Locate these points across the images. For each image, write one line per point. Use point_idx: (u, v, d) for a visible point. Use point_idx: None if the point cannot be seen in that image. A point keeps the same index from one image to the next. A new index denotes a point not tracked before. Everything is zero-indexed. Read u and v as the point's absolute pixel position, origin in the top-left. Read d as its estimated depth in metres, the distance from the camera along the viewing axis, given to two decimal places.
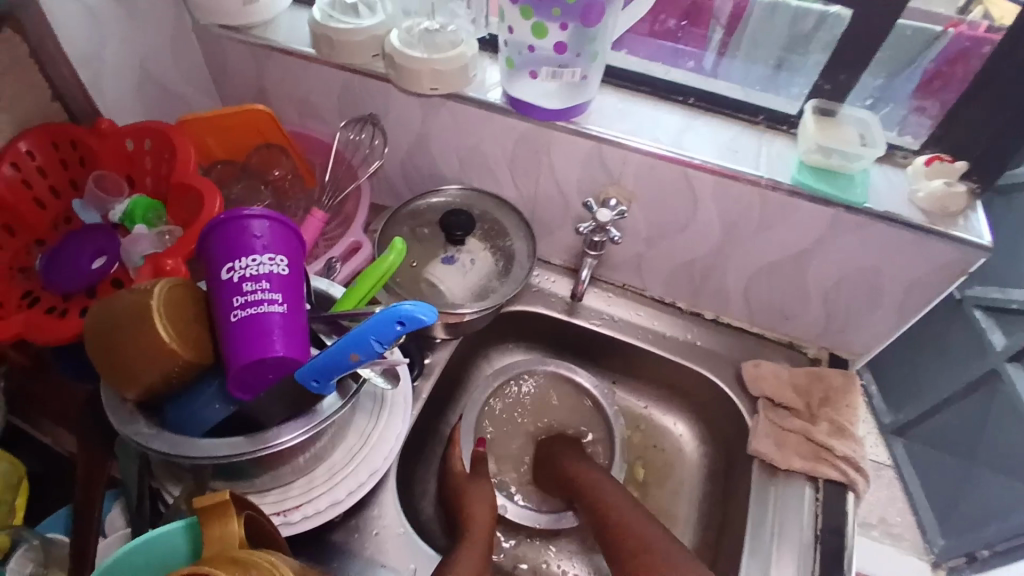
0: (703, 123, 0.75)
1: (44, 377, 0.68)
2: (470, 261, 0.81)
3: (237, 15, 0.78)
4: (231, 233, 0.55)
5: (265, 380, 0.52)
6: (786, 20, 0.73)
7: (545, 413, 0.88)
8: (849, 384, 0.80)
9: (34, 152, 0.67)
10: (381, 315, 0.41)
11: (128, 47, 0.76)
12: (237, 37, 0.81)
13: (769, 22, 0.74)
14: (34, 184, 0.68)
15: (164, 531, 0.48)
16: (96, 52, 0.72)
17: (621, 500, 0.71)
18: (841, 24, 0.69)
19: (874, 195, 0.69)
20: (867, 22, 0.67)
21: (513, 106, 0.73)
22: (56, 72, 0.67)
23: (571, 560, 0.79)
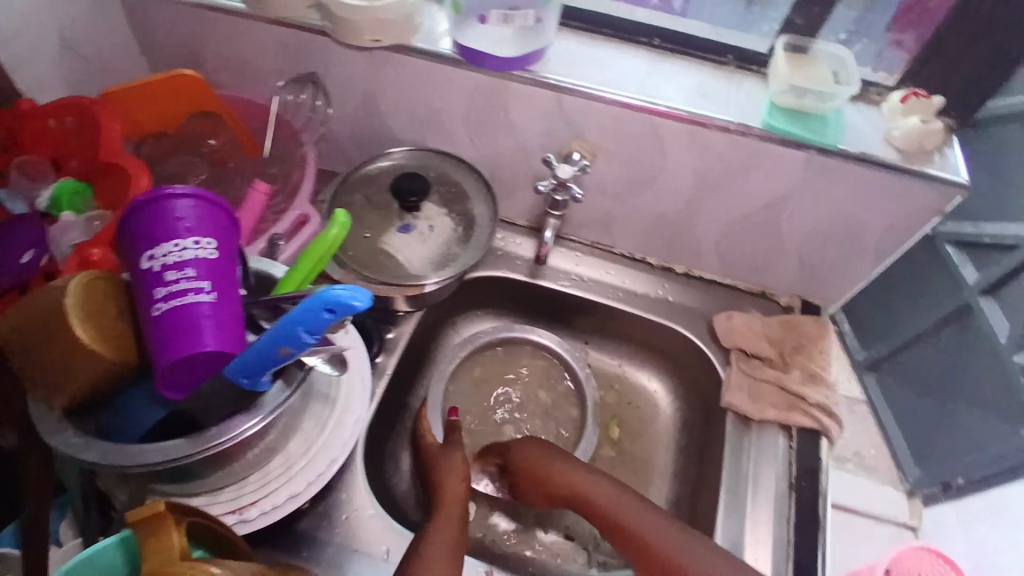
0: (670, 66, 0.70)
1: None
2: (428, 227, 0.75)
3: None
4: (151, 217, 0.51)
5: (199, 377, 0.49)
6: None
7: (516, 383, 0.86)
8: (822, 331, 0.78)
9: None
10: (306, 303, 0.37)
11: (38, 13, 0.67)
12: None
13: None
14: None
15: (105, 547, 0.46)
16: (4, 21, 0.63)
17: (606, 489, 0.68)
18: None
19: (848, 136, 0.65)
20: None
21: (463, 56, 0.67)
22: None
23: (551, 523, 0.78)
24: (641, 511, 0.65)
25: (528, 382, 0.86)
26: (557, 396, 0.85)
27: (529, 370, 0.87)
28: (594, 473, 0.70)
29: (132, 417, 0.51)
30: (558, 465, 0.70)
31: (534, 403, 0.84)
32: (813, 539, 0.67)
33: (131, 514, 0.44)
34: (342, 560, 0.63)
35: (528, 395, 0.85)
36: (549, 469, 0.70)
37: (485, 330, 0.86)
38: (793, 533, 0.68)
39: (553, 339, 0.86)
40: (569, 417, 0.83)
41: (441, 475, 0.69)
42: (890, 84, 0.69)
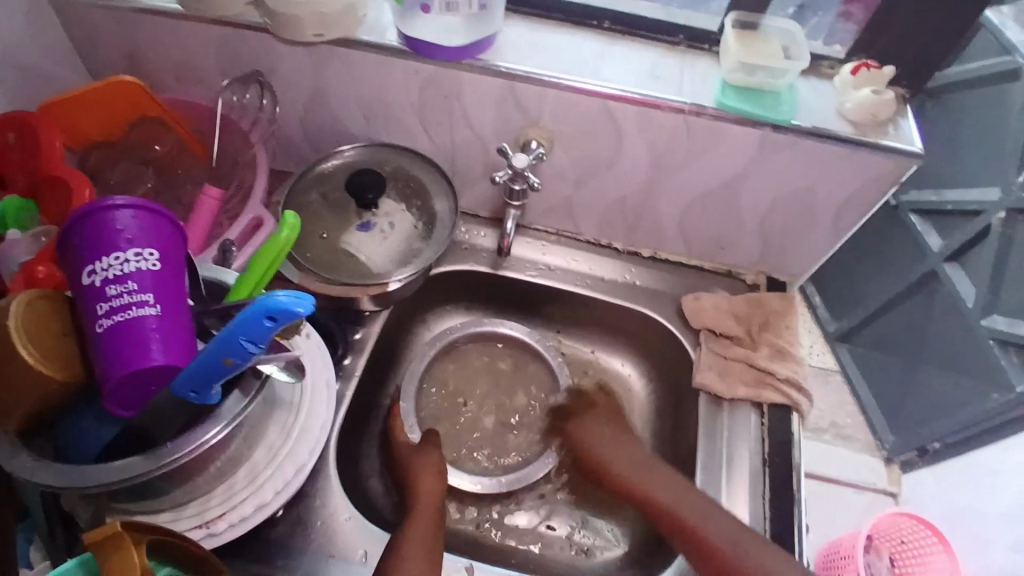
0: (621, 48, 0.69)
1: None
2: (388, 224, 0.74)
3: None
4: (90, 231, 0.49)
5: (150, 393, 0.47)
6: None
7: (490, 376, 0.86)
8: (787, 306, 0.79)
9: None
10: (246, 312, 0.36)
11: None
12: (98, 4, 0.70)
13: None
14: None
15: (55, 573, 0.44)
16: None
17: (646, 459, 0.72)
18: None
19: (801, 111, 0.65)
20: None
21: (411, 47, 0.66)
22: None
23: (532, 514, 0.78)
24: (660, 477, 0.69)
25: (501, 375, 0.86)
26: (530, 387, 0.85)
27: (500, 363, 0.86)
28: (625, 443, 0.74)
29: (79, 437, 0.49)
30: (601, 437, 0.75)
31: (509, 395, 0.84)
32: (788, 513, 0.68)
33: (88, 533, 0.42)
34: (318, 566, 0.62)
35: (502, 388, 0.85)
36: (591, 441, 0.77)
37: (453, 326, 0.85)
38: (768, 508, 0.68)
39: (523, 331, 0.85)
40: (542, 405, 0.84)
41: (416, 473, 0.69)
42: (840, 57, 0.70)
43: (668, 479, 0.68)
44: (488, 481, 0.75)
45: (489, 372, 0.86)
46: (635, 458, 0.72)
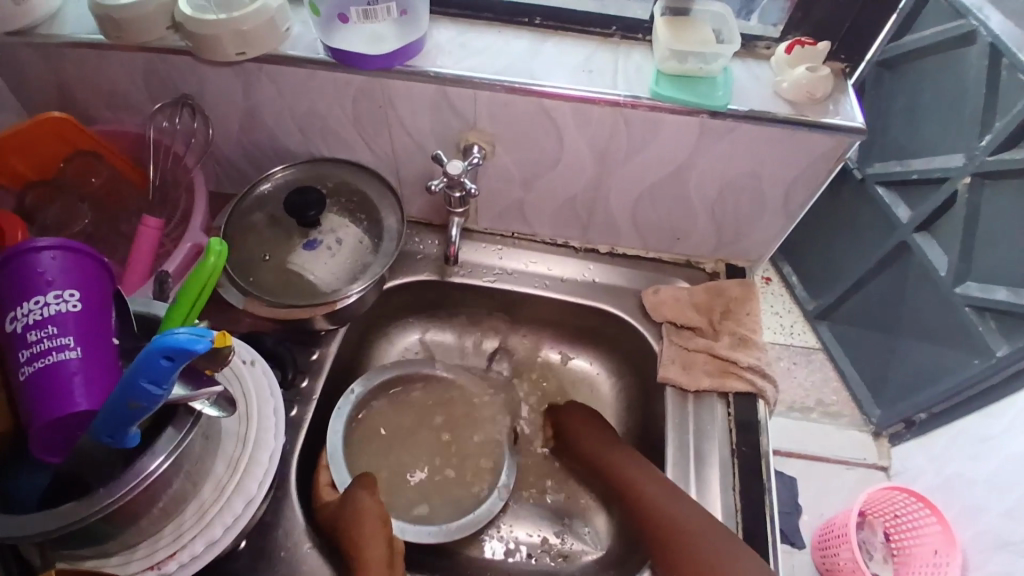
0: (554, 44, 0.69)
1: None
2: (335, 241, 0.73)
3: (1, 19, 0.65)
4: (9, 276, 0.47)
5: (77, 439, 0.45)
6: None
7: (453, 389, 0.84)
8: (747, 292, 0.78)
9: None
10: (142, 352, 0.35)
11: None
12: (16, 40, 0.68)
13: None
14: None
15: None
16: None
17: (612, 447, 0.72)
18: None
19: (737, 95, 0.64)
20: None
21: (338, 59, 0.64)
22: None
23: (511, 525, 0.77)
24: (667, 494, 0.63)
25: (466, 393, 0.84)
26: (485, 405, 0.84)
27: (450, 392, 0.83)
28: (643, 464, 0.68)
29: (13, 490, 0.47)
30: (586, 429, 0.77)
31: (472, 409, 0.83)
32: (760, 502, 0.67)
33: None
34: None
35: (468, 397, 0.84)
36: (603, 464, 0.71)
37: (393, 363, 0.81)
38: (740, 500, 0.67)
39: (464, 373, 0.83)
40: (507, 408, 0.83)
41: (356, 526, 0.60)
42: (775, 37, 0.69)
43: (691, 504, 0.62)
44: (430, 531, 0.68)
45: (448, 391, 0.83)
46: (657, 478, 0.66)
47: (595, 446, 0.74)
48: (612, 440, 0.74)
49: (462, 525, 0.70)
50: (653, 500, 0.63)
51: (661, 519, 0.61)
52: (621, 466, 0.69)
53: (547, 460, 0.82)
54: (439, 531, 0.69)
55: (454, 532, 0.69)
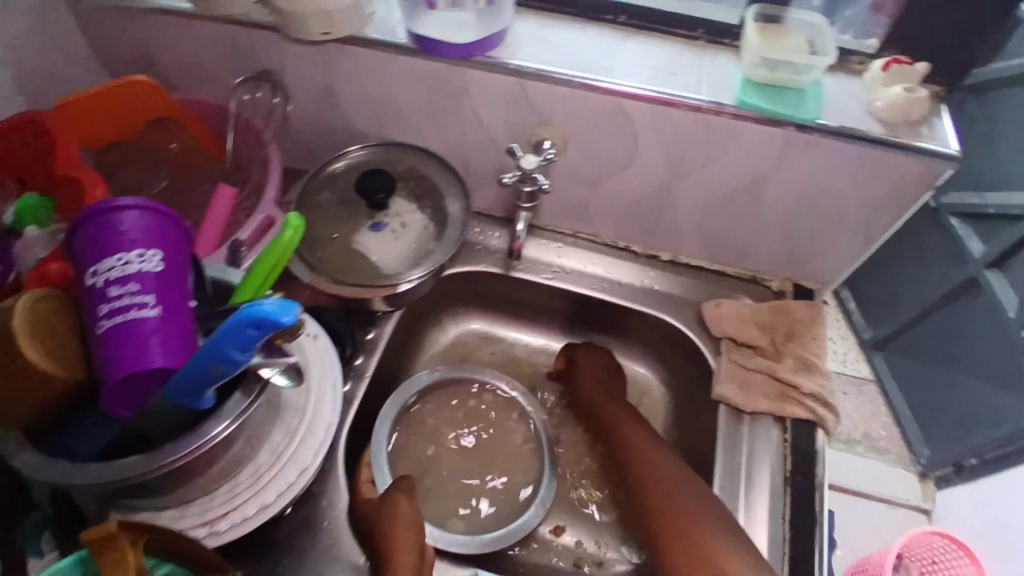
0: (637, 43, 0.67)
1: None
2: (400, 225, 0.74)
3: None
4: (96, 231, 0.48)
5: (151, 397, 0.46)
6: None
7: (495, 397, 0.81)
8: (814, 316, 0.75)
9: None
10: (231, 319, 0.35)
11: None
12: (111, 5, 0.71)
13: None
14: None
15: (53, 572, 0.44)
16: None
17: (649, 442, 0.71)
18: None
19: (828, 110, 0.62)
20: None
21: (421, 46, 0.64)
22: None
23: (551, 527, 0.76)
24: (716, 514, 0.61)
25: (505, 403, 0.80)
26: (522, 415, 0.79)
27: (495, 403, 0.80)
28: (682, 468, 0.67)
29: (77, 438, 0.48)
30: (630, 423, 0.74)
31: (514, 418, 0.79)
32: (809, 535, 0.65)
33: (84, 531, 0.42)
34: (324, 569, 0.61)
35: (510, 407, 0.80)
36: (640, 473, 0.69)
37: (443, 367, 0.79)
38: (789, 530, 0.65)
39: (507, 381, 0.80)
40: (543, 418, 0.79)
41: (390, 531, 0.59)
42: (870, 52, 0.66)
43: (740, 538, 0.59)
44: (466, 539, 0.67)
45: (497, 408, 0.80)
46: (707, 496, 0.63)
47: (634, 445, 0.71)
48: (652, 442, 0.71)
49: (494, 538, 0.68)
50: (692, 519, 0.61)
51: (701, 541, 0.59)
52: (662, 471, 0.67)
53: (587, 464, 0.80)
54: (479, 539, 0.67)
55: (492, 544, 0.67)
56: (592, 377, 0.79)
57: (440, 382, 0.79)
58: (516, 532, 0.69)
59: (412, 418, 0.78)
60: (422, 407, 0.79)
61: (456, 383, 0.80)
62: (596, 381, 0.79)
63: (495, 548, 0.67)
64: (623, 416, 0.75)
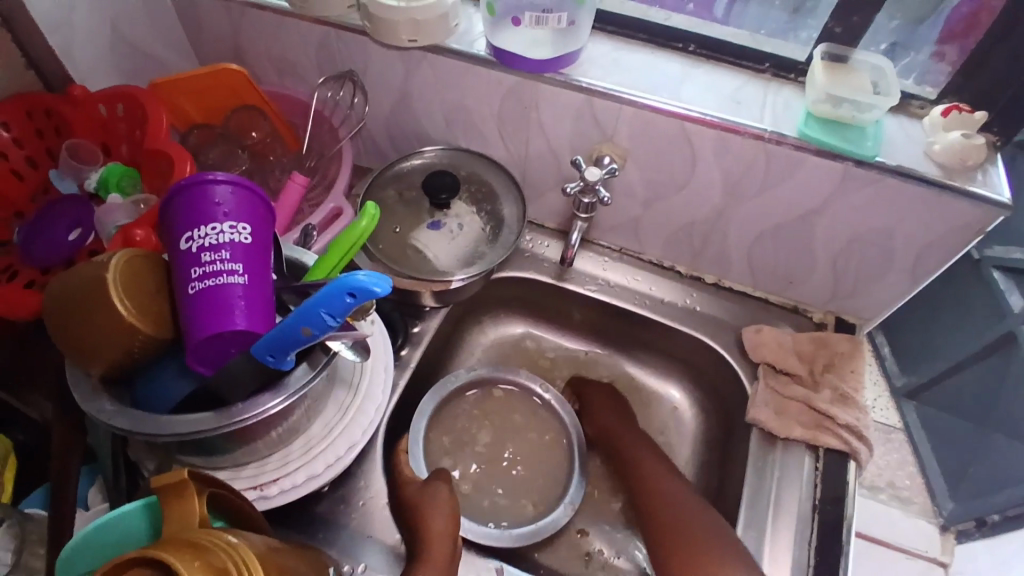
0: (705, 71, 0.70)
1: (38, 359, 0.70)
2: (457, 226, 0.77)
3: None
4: (191, 202, 0.52)
5: (228, 358, 0.50)
6: None
7: (528, 403, 0.82)
8: (855, 350, 0.76)
9: (10, 124, 0.68)
10: (331, 286, 0.39)
11: (100, 12, 0.75)
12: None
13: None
14: (11, 156, 0.70)
15: (115, 515, 0.45)
16: (65, 17, 0.71)
17: (662, 472, 0.73)
18: None
19: (886, 148, 0.64)
20: None
21: (497, 57, 0.68)
22: (30, 42, 0.69)
23: (584, 534, 0.77)
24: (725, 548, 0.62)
25: (536, 413, 0.81)
26: (548, 420, 0.81)
27: (526, 406, 0.82)
28: (683, 489, 0.70)
29: (153, 392, 0.51)
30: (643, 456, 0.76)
31: (546, 424, 0.80)
32: (834, 563, 0.65)
33: (153, 477, 0.42)
34: (355, 546, 0.63)
35: (540, 416, 0.81)
36: (668, 490, 0.70)
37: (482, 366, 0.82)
38: (815, 557, 0.65)
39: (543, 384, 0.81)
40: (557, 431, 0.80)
41: (426, 516, 0.61)
42: (932, 99, 0.68)
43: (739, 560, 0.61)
44: (493, 531, 0.68)
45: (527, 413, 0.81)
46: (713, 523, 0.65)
47: (652, 466, 0.74)
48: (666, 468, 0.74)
49: (520, 534, 0.69)
50: (714, 545, 0.62)
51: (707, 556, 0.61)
52: (677, 496, 0.69)
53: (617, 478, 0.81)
54: (507, 534, 0.68)
55: (519, 540, 0.68)
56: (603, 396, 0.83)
57: (478, 381, 0.81)
58: (542, 530, 0.70)
59: (449, 411, 0.80)
60: (455, 406, 0.81)
61: (495, 385, 0.82)
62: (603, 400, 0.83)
63: (522, 543, 0.68)
64: (640, 440, 0.78)
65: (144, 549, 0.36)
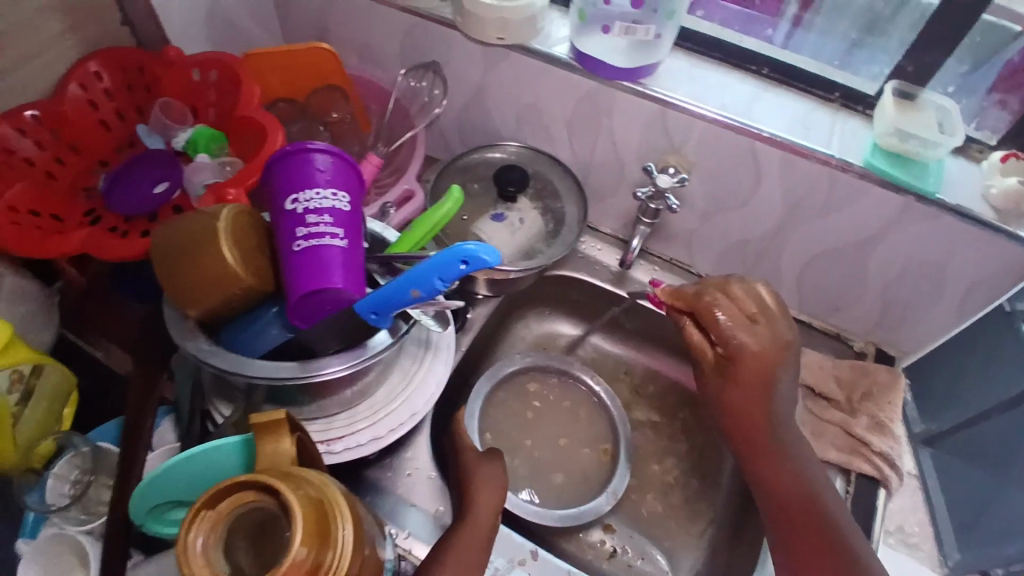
0: (775, 95, 0.73)
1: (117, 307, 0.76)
2: (519, 219, 0.79)
3: None
4: (293, 168, 0.55)
5: (320, 317, 0.53)
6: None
7: (569, 400, 0.86)
8: (894, 381, 0.78)
9: (102, 73, 0.73)
10: (446, 253, 0.45)
11: None
12: None
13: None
14: (99, 106, 0.74)
15: (218, 443, 0.49)
16: None
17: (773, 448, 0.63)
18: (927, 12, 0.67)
19: (947, 186, 0.67)
20: (950, 13, 0.65)
21: (580, 62, 0.72)
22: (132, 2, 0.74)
23: (611, 533, 0.79)
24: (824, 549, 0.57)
25: (578, 407, 0.85)
26: (586, 408, 0.85)
27: (568, 396, 0.86)
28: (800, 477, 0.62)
29: (243, 341, 0.54)
30: (765, 433, 0.63)
31: (592, 417, 0.85)
32: None
33: (253, 416, 0.46)
34: (397, 512, 0.66)
35: (578, 412, 0.85)
36: None
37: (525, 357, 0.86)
38: None
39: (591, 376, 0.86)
40: (594, 419, 0.84)
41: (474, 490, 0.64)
42: (991, 143, 0.70)
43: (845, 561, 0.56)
44: (539, 510, 0.73)
45: (562, 398, 0.86)
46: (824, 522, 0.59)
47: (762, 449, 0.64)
48: (802, 450, 0.63)
49: (566, 515, 0.74)
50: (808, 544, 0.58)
51: (802, 543, 0.58)
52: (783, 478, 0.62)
53: (649, 483, 0.83)
54: (553, 515, 0.73)
55: (564, 519, 0.73)
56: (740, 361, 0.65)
57: (523, 369, 0.86)
58: (585, 514, 0.75)
59: (490, 399, 0.84)
60: (498, 391, 0.85)
61: (538, 375, 0.87)
62: (752, 358, 0.64)
63: (571, 523, 0.73)
64: (763, 404, 0.63)
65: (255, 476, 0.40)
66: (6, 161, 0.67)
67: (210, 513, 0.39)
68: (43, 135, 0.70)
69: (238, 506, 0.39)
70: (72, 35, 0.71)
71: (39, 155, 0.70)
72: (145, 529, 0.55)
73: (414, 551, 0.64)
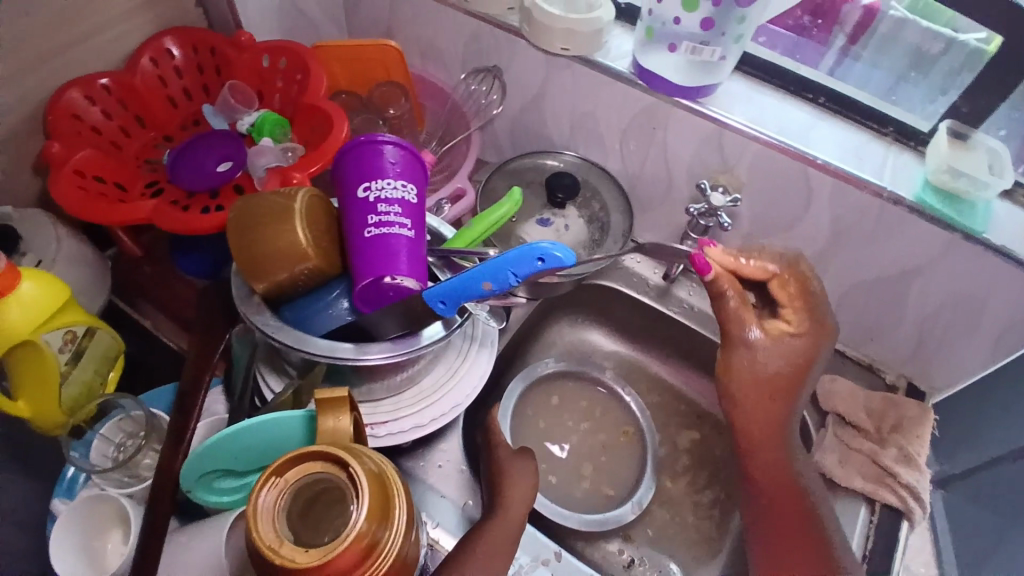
0: (832, 125, 0.74)
1: (167, 278, 0.78)
2: (563, 225, 0.82)
3: None
4: (364, 157, 0.57)
5: (381, 302, 0.55)
6: (915, 38, 0.73)
7: (596, 407, 0.87)
8: (923, 416, 0.79)
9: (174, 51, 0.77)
10: (524, 250, 0.48)
11: None
12: None
13: (898, 33, 0.73)
14: (168, 83, 0.78)
15: (284, 416, 0.51)
16: None
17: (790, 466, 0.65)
18: (982, 60, 0.67)
19: (996, 227, 0.67)
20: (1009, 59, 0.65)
21: (641, 77, 0.73)
22: None
23: (629, 542, 0.80)
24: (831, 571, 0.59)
25: (607, 413, 0.87)
26: (614, 416, 0.87)
27: (598, 404, 0.88)
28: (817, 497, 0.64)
29: (303, 319, 0.55)
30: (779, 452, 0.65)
31: (618, 426, 0.86)
32: None
33: (316, 391, 0.47)
34: (428, 501, 0.68)
35: (603, 419, 0.86)
36: None
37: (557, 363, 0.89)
38: None
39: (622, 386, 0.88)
40: (619, 422, 0.86)
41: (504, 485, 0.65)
42: None
43: None
44: (559, 509, 0.75)
45: (581, 399, 0.88)
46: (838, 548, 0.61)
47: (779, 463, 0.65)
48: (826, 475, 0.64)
49: (589, 520, 0.75)
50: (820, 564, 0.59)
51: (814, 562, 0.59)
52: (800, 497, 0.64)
53: (671, 496, 0.84)
54: (574, 517, 0.74)
55: (588, 524, 0.74)
56: (787, 347, 0.62)
57: (553, 373, 0.88)
58: (608, 521, 0.76)
59: (521, 401, 0.86)
60: (528, 393, 0.86)
61: (567, 380, 0.89)
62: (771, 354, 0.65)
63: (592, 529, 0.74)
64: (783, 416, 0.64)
65: (325, 448, 0.42)
66: (76, 127, 0.70)
67: (279, 480, 0.40)
68: (112, 105, 0.73)
69: (306, 475, 0.41)
70: (146, 11, 0.74)
71: (106, 124, 0.73)
72: (192, 495, 0.56)
73: (441, 541, 0.65)
